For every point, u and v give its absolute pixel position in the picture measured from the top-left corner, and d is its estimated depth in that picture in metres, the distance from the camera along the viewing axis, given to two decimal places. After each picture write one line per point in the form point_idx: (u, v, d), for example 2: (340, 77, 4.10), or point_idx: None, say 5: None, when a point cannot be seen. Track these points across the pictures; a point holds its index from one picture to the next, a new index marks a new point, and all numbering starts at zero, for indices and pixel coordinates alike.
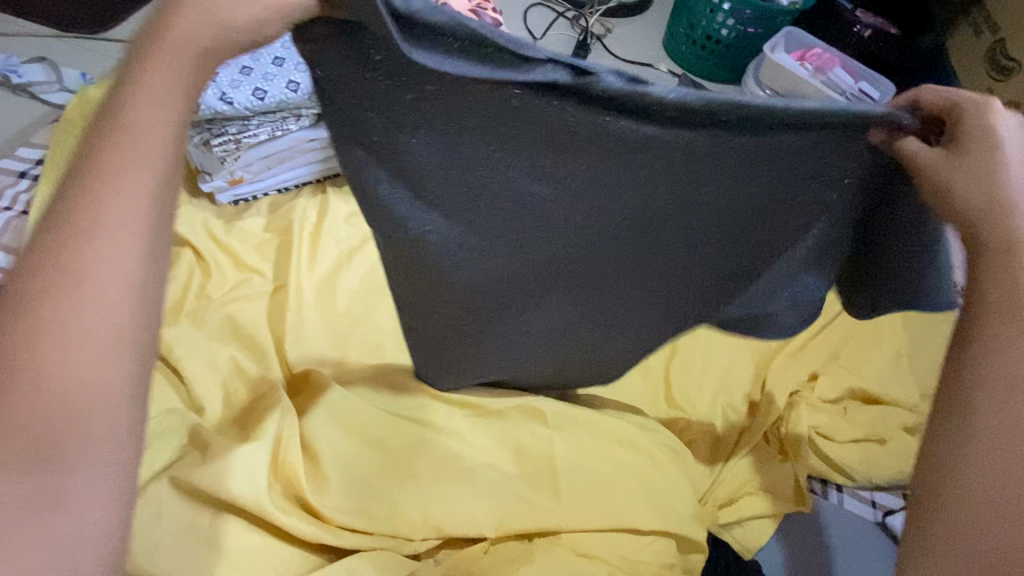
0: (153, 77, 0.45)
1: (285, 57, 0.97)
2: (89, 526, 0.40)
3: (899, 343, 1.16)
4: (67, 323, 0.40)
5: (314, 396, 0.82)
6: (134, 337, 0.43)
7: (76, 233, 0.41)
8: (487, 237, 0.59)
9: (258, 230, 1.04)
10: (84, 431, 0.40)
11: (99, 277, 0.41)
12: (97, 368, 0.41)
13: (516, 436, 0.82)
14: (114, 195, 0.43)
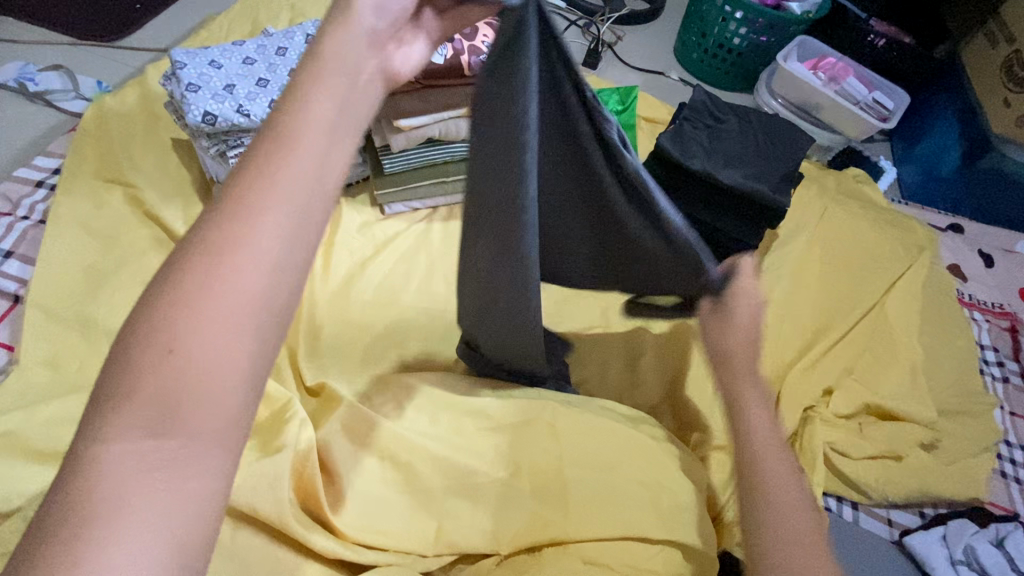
0: (333, 70, 0.46)
1: None
2: (188, 510, 0.34)
3: (912, 357, 1.16)
4: (209, 289, 0.37)
5: (330, 410, 0.82)
6: (268, 316, 0.38)
7: (236, 203, 0.40)
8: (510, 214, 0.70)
9: None
10: (208, 394, 0.36)
11: (245, 248, 0.38)
12: (233, 325, 0.37)
13: (523, 448, 0.80)
14: (285, 169, 0.41)
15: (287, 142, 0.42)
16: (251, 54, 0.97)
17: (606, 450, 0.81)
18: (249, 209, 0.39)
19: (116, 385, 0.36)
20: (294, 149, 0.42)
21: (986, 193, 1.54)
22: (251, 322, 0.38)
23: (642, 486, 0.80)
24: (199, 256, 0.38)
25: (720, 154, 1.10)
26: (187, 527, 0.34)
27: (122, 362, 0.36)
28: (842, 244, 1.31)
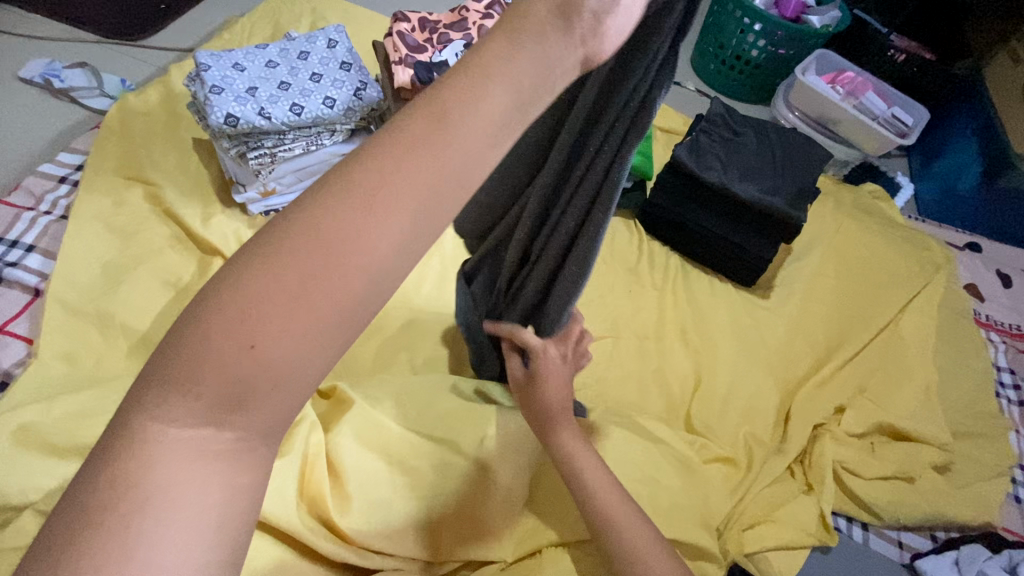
0: (535, 39, 0.32)
1: (323, 74, 0.98)
2: (234, 506, 0.30)
3: (927, 377, 1.15)
4: (307, 285, 0.29)
5: (339, 413, 0.81)
6: (343, 328, 0.30)
7: (358, 172, 0.30)
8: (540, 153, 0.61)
9: None
10: (275, 400, 0.30)
11: (354, 247, 0.29)
12: (304, 334, 0.29)
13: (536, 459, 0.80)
14: (426, 156, 0.30)
15: (439, 126, 0.30)
16: (274, 57, 0.98)
17: (611, 450, 0.82)
18: (379, 193, 0.29)
19: (184, 356, 0.29)
20: (445, 141, 0.30)
21: (1007, 212, 1.51)
22: (344, 335, 0.30)
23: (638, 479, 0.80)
24: (303, 239, 0.29)
25: (736, 166, 1.10)
26: (233, 522, 0.30)
27: (191, 335, 0.29)
28: (858, 261, 1.30)
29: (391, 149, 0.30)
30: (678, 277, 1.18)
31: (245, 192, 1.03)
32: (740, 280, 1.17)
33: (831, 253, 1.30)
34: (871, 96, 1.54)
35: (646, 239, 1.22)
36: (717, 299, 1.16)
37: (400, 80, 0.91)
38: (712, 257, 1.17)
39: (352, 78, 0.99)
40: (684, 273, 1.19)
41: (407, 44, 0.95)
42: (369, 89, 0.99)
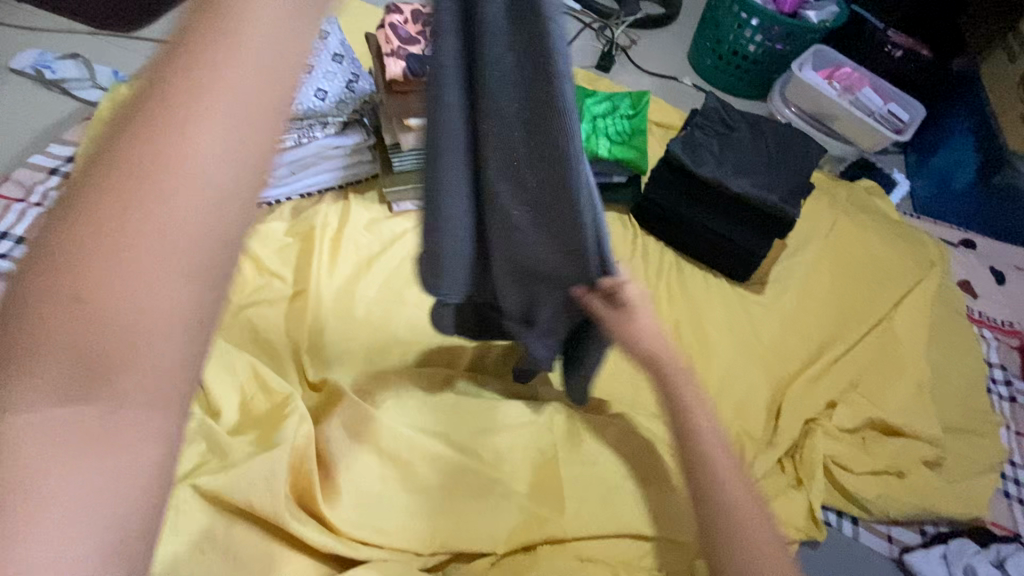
0: None
1: (316, 66, 0.98)
2: (123, 490, 0.26)
3: (920, 373, 1.15)
4: (144, 212, 0.26)
5: (329, 405, 0.81)
6: (207, 246, 0.27)
7: (174, 81, 0.27)
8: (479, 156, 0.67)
9: (280, 234, 1.05)
10: (139, 349, 0.26)
11: (183, 149, 0.26)
12: (157, 260, 0.26)
13: (528, 452, 0.81)
14: (240, 39, 0.27)
15: (241, 1, 0.28)
16: None
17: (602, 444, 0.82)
18: (197, 92, 0.26)
19: (20, 330, 0.25)
20: (251, 14, 0.28)
21: (1002, 208, 1.52)
22: (200, 249, 0.26)
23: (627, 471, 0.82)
24: (118, 175, 0.26)
25: (730, 161, 1.10)
26: (122, 506, 0.26)
27: (21, 306, 0.25)
28: (853, 257, 1.30)
29: (190, 43, 0.27)
30: (672, 273, 1.18)
31: None
32: (734, 275, 1.17)
33: (827, 249, 1.30)
34: (868, 91, 1.54)
35: (641, 234, 1.21)
36: (711, 295, 1.15)
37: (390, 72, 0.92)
38: (707, 252, 1.17)
39: (345, 70, 0.99)
40: (679, 268, 1.19)
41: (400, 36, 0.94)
42: (361, 81, 0.99)
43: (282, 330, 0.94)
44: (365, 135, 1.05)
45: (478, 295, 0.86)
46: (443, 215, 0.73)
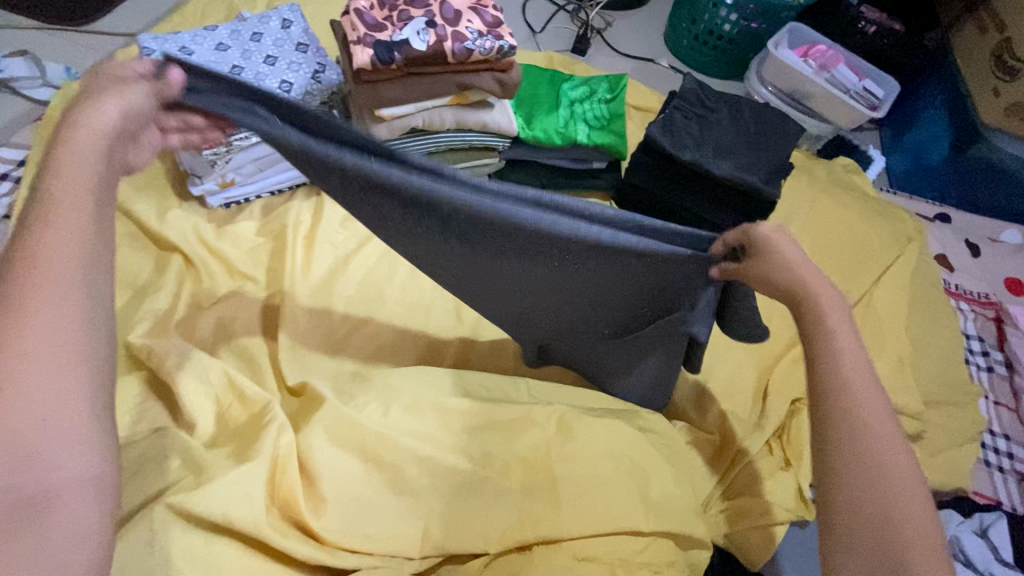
0: (75, 149, 0.50)
1: (278, 56, 0.93)
2: (81, 535, 0.40)
3: (900, 348, 1.18)
4: (24, 335, 0.41)
5: (310, 410, 0.79)
6: (89, 366, 0.43)
7: (14, 281, 0.43)
8: (463, 253, 0.72)
9: (251, 235, 1.01)
10: (56, 433, 0.41)
11: (43, 292, 0.43)
12: (54, 381, 0.41)
13: (516, 446, 0.80)
14: (46, 250, 0.44)
15: (40, 228, 0.45)
16: (225, 39, 0.93)
17: (591, 434, 0.81)
18: (32, 289, 0.43)
19: None
20: (50, 233, 0.45)
21: (973, 182, 1.54)
22: (86, 366, 0.43)
23: (621, 461, 0.80)
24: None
25: (710, 144, 1.09)
26: (89, 539, 0.41)
27: None
28: (830, 237, 1.32)
29: (4, 266, 0.44)
30: None
31: (202, 183, 0.98)
32: None
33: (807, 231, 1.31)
34: (845, 69, 1.54)
35: None
36: None
37: (359, 61, 0.86)
38: None
39: (311, 60, 0.94)
40: None
41: (366, 22, 0.89)
42: (328, 71, 0.94)
43: (258, 334, 0.91)
44: None
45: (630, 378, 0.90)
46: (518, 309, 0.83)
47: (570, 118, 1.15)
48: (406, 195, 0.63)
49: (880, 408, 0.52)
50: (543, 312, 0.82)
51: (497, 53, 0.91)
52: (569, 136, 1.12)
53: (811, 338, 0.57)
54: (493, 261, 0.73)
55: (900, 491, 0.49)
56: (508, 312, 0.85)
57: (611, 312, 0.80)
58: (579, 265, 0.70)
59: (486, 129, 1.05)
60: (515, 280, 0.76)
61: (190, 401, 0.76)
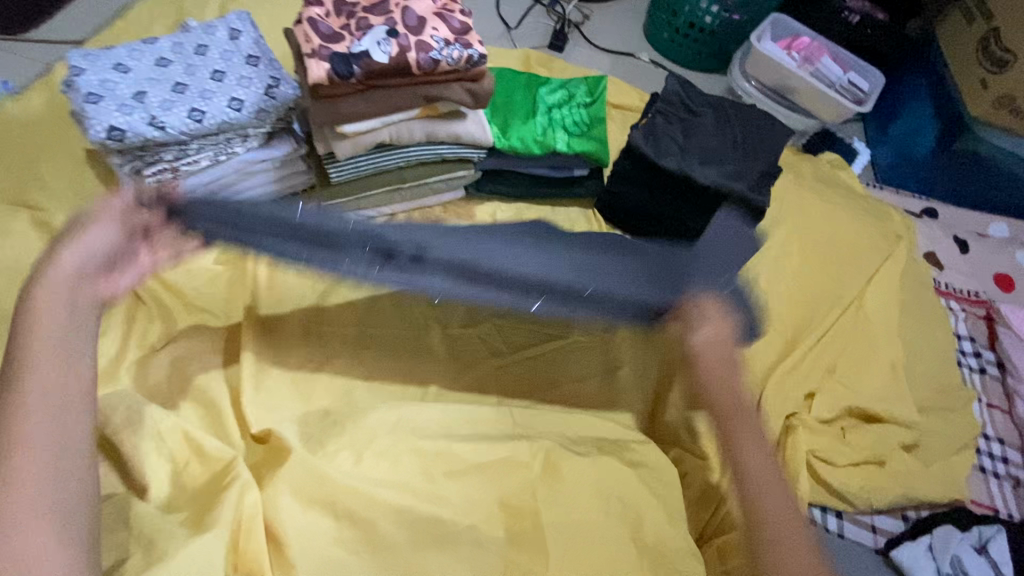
0: (50, 293, 0.61)
1: (226, 71, 0.85)
2: None
3: (893, 353, 1.14)
4: (19, 457, 0.52)
5: (275, 462, 0.72)
6: (65, 475, 0.53)
7: (1, 410, 0.53)
8: (485, 240, 0.90)
9: (208, 263, 0.93)
10: (39, 530, 0.50)
11: (26, 411, 0.53)
12: (36, 493, 0.51)
13: (500, 490, 0.75)
14: (25, 378, 0.55)
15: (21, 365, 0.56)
16: (167, 55, 0.85)
17: (578, 471, 0.78)
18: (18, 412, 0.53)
19: None
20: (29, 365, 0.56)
21: (958, 177, 1.53)
22: (63, 470, 0.53)
23: (614, 504, 0.76)
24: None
25: (695, 150, 1.03)
26: None
27: None
28: (819, 236, 1.27)
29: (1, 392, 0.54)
30: None
31: None
32: None
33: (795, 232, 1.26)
34: (828, 63, 1.50)
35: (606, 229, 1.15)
36: None
37: (314, 76, 0.80)
38: None
39: (263, 74, 0.86)
40: None
41: (320, 32, 0.82)
42: (283, 85, 0.86)
43: (216, 375, 0.83)
44: (295, 145, 0.92)
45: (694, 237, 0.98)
46: (537, 247, 0.92)
47: (547, 126, 1.08)
48: (419, 253, 0.83)
49: (769, 474, 0.72)
50: (565, 250, 0.94)
51: (466, 62, 0.84)
52: (547, 145, 1.05)
53: (744, 432, 0.75)
54: (524, 245, 0.91)
55: (794, 538, 0.68)
56: (529, 249, 0.90)
57: (626, 257, 0.94)
58: (602, 269, 0.90)
59: (459, 141, 0.98)
60: (544, 248, 0.92)
61: (143, 462, 0.70)
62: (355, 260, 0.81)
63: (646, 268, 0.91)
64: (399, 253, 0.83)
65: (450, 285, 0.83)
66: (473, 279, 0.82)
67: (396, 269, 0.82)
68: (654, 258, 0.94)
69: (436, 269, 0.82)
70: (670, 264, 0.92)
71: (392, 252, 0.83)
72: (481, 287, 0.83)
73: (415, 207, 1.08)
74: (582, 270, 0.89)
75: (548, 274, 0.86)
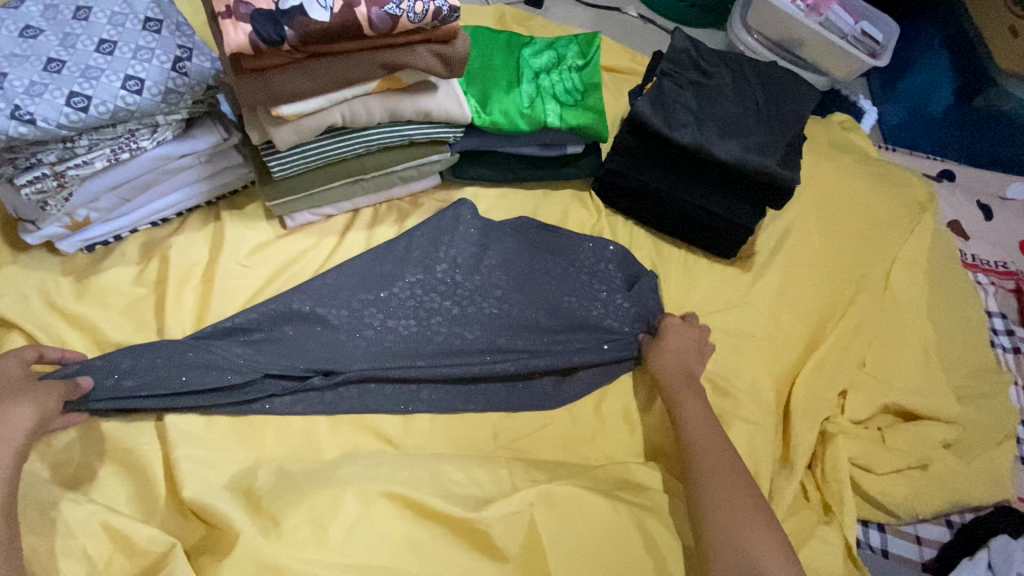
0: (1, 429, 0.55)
1: (117, 41, 0.66)
2: None
3: (924, 337, 1.03)
4: None
5: (223, 548, 0.58)
6: None
7: None
8: (397, 301, 0.79)
9: (124, 287, 0.75)
10: None
11: None
12: None
13: (506, 558, 0.62)
14: None
15: None
16: (36, 23, 0.65)
17: (593, 520, 0.65)
18: None
19: None
20: None
21: (976, 135, 1.40)
22: None
23: (643, 560, 0.64)
24: None
25: (711, 120, 0.89)
26: None
27: None
28: (839, 206, 1.13)
29: None
30: (647, 256, 0.97)
31: (41, 229, 0.71)
32: (719, 253, 0.98)
33: (814, 205, 1.12)
34: (838, 10, 1.33)
35: (606, 213, 0.99)
36: (698, 282, 0.96)
37: (232, 43, 0.60)
38: (684, 230, 0.96)
39: (168, 44, 0.67)
40: (662, 250, 0.99)
41: None
42: (196, 57, 0.67)
43: (141, 431, 0.66)
44: (223, 134, 0.73)
45: (606, 275, 0.89)
46: (457, 297, 0.81)
47: (535, 95, 0.90)
48: (333, 387, 0.73)
49: (722, 457, 0.70)
50: (492, 295, 0.82)
51: (434, 18, 0.66)
52: (536, 120, 0.87)
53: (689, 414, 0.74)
54: (440, 294, 0.81)
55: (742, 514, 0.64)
56: (448, 301, 0.81)
57: (554, 311, 0.83)
58: (524, 332, 0.81)
59: (430, 118, 0.80)
60: (466, 296, 0.81)
61: (49, 565, 0.54)
62: (250, 397, 0.70)
63: (569, 335, 0.82)
64: (302, 401, 0.71)
65: (367, 395, 0.74)
66: (392, 380, 0.75)
67: (292, 401, 0.71)
68: (585, 318, 0.84)
69: (353, 386, 0.74)
70: (592, 336, 0.83)
71: (285, 355, 0.72)
72: (400, 382, 0.75)
73: (381, 200, 0.90)
74: (500, 335, 0.80)
75: (465, 347, 0.78)
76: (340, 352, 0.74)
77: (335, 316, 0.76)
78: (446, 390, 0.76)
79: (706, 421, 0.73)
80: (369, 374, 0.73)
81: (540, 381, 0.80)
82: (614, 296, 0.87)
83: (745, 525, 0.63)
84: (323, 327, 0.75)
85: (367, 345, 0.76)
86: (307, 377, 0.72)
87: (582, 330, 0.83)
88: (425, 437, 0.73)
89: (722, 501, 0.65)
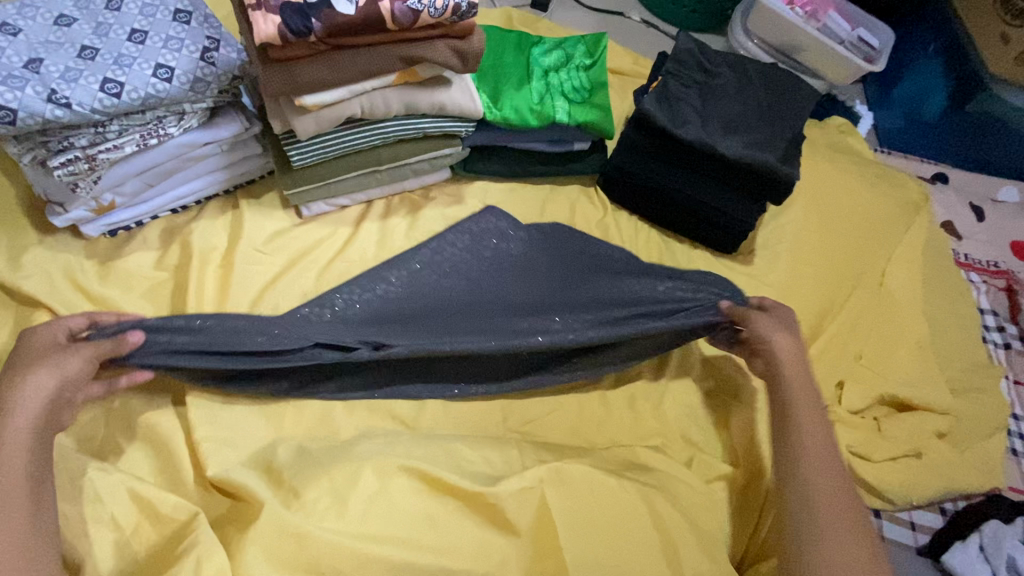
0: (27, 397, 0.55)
1: (148, 30, 0.68)
2: None
3: (919, 332, 1.06)
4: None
5: (246, 518, 0.60)
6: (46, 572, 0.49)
7: None
8: (434, 291, 0.81)
9: (145, 271, 0.77)
10: None
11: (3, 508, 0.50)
12: None
13: (517, 531, 0.64)
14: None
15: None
16: (70, 12, 0.68)
17: (601, 497, 0.67)
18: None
19: None
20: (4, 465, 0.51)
21: (969, 139, 1.44)
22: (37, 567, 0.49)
23: (650, 535, 0.67)
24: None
25: (714, 118, 0.92)
26: None
27: None
28: (836, 206, 1.16)
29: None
30: (651, 250, 1.00)
31: (68, 212, 0.73)
32: (720, 249, 1.01)
33: (813, 205, 1.15)
34: (835, 16, 1.37)
35: (612, 209, 1.02)
36: None
37: (261, 33, 0.63)
38: (686, 225, 0.99)
39: (196, 35, 0.69)
40: (665, 245, 1.01)
41: None
42: (224, 48, 0.69)
43: (163, 410, 0.68)
44: (245, 123, 0.76)
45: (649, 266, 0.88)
46: (491, 290, 0.83)
47: (544, 92, 0.93)
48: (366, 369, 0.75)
49: (820, 444, 0.66)
50: (525, 288, 0.84)
51: (453, 14, 0.69)
52: (546, 116, 0.90)
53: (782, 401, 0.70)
54: (477, 287, 0.83)
55: (843, 505, 0.61)
56: (484, 292, 0.82)
57: (599, 297, 0.82)
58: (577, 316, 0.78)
59: (444, 112, 0.83)
60: (501, 289, 0.83)
61: (79, 531, 0.57)
62: (287, 376, 0.72)
63: (626, 319, 0.78)
64: (334, 381, 0.74)
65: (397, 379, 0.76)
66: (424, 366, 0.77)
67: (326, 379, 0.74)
68: (638, 304, 0.81)
69: (386, 371, 0.76)
70: (653, 321, 0.78)
71: (332, 328, 0.70)
72: (431, 370, 0.78)
73: (393, 192, 0.93)
74: (548, 319, 0.78)
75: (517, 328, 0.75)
76: (387, 330, 0.72)
77: (374, 303, 0.78)
78: (476, 377, 0.79)
79: (807, 410, 0.69)
80: (416, 352, 0.70)
81: (572, 370, 0.81)
82: (668, 283, 0.84)
83: (846, 515, 0.60)
84: (363, 310, 0.77)
85: (410, 324, 0.75)
86: (355, 347, 0.69)
87: (639, 314, 0.79)
88: (435, 419, 0.76)
89: (822, 489, 0.62)
